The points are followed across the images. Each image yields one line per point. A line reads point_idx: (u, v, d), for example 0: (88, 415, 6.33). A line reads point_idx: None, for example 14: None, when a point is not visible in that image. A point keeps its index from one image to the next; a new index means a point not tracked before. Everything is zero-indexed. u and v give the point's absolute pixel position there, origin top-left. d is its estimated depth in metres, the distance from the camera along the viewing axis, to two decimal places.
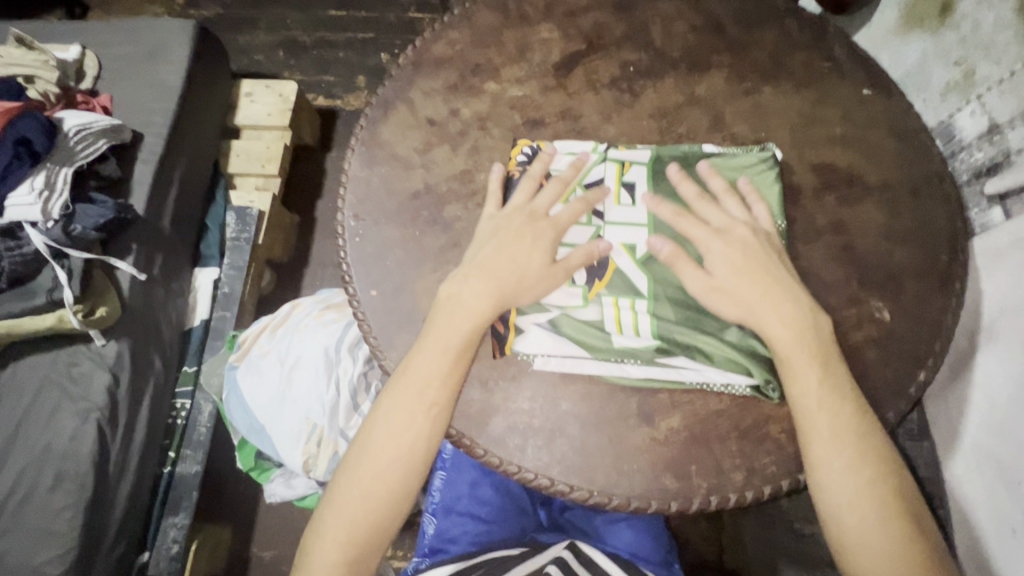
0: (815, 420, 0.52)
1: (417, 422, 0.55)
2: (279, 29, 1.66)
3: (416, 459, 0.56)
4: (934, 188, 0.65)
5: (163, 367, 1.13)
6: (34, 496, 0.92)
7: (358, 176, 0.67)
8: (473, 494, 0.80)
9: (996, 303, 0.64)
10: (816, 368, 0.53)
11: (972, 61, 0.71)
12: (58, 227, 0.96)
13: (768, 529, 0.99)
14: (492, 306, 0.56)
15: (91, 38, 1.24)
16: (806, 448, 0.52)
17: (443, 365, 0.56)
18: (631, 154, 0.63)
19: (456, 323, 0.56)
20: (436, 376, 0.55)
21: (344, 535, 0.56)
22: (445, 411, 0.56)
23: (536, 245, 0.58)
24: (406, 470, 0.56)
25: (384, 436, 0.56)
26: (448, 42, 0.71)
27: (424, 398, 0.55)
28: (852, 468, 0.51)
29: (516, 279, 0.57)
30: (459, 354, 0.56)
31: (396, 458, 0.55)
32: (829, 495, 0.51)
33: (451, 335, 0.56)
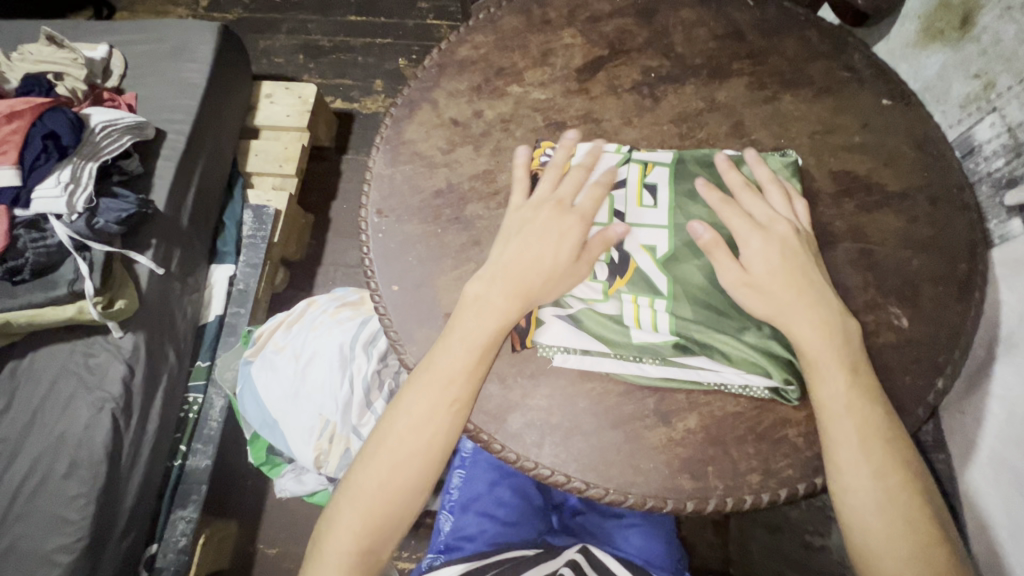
0: (843, 425, 0.52)
1: (438, 415, 0.56)
2: (300, 33, 1.69)
3: (436, 453, 0.56)
4: (954, 198, 0.65)
5: (178, 360, 1.15)
6: (50, 483, 0.93)
7: (382, 173, 0.68)
8: (493, 495, 0.80)
9: (1016, 314, 0.63)
10: (845, 374, 0.53)
11: (993, 73, 0.72)
12: (82, 220, 0.98)
13: (776, 540, 0.98)
14: (518, 301, 0.57)
15: (119, 37, 1.28)
16: (832, 452, 0.52)
17: (468, 362, 0.56)
18: (653, 156, 0.64)
19: (481, 323, 0.56)
20: (459, 372, 0.56)
21: (360, 526, 0.56)
22: (464, 409, 0.56)
23: (562, 240, 0.58)
24: (424, 462, 0.56)
25: (405, 428, 0.56)
26: (472, 45, 0.73)
27: (447, 393, 0.55)
28: (878, 474, 0.51)
29: (540, 274, 0.57)
30: (482, 351, 0.56)
31: (415, 451, 0.56)
32: (852, 500, 0.51)
33: (477, 330, 0.56)
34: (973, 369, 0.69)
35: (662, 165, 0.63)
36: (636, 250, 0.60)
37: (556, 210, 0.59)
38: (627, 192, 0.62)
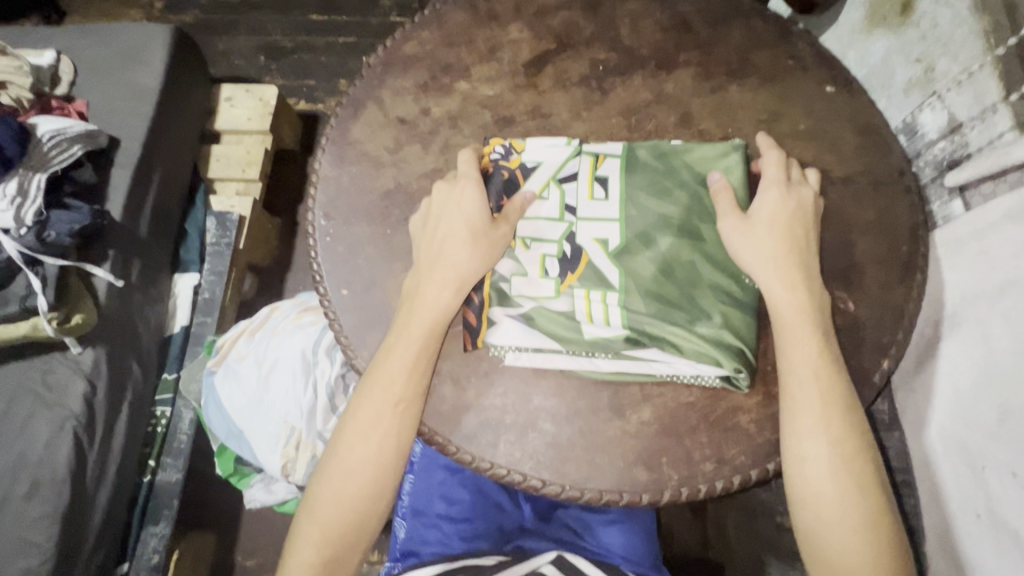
0: (808, 391, 0.53)
1: (392, 418, 0.56)
2: (258, 33, 1.65)
3: (395, 452, 0.56)
4: (897, 181, 0.66)
5: (142, 374, 1.12)
6: (8, 507, 0.90)
7: (328, 175, 0.67)
8: (444, 495, 0.79)
9: (958, 292, 0.65)
10: (817, 340, 0.55)
11: (932, 58, 0.73)
12: (32, 234, 0.93)
13: (750, 523, 0.99)
14: (451, 276, 0.58)
15: (65, 43, 1.23)
16: (794, 421, 0.53)
17: (409, 358, 0.56)
18: (600, 149, 0.63)
19: (418, 319, 0.57)
20: (402, 371, 0.56)
21: (320, 537, 0.55)
22: (412, 404, 0.56)
23: (466, 211, 0.59)
24: (379, 466, 0.56)
25: (359, 433, 0.56)
26: (419, 41, 0.72)
27: (390, 393, 0.56)
28: (838, 443, 0.52)
29: (468, 261, 0.58)
30: (425, 344, 0.56)
31: (370, 455, 0.56)
32: (812, 469, 0.52)
33: (412, 329, 0.57)
34: (919, 348, 0.71)
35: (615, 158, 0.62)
36: (589, 245, 0.59)
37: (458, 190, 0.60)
38: (578, 186, 0.61)
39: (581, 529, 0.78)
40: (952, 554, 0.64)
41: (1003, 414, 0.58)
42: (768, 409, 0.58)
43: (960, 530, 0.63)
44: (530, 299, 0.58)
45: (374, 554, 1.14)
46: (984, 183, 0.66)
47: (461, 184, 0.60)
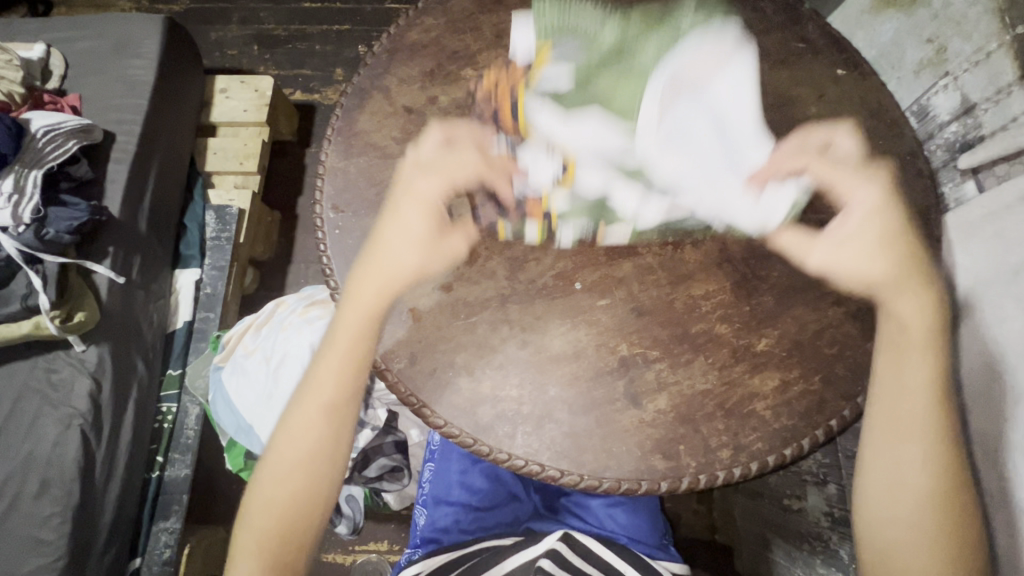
0: (917, 416, 0.53)
1: (318, 418, 0.56)
2: (252, 23, 1.62)
3: (326, 457, 0.57)
4: (909, 165, 0.66)
5: (147, 370, 1.11)
6: (20, 505, 0.90)
7: (335, 167, 0.66)
8: (465, 483, 0.80)
9: (971, 275, 0.65)
10: (927, 364, 0.54)
11: (944, 38, 0.72)
12: (31, 231, 0.92)
13: (756, 506, 1.00)
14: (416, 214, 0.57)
15: (56, 35, 1.21)
16: (898, 444, 0.53)
17: (349, 358, 0.57)
18: (614, 82, 0.60)
19: (349, 324, 0.57)
20: (335, 375, 0.57)
21: (254, 549, 0.54)
22: (346, 407, 0.57)
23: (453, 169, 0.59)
24: (310, 465, 0.56)
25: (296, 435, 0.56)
26: (423, 28, 0.70)
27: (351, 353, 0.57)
28: (937, 471, 0.52)
29: (401, 262, 0.57)
30: (365, 344, 0.57)
31: (304, 454, 0.56)
32: (909, 489, 0.52)
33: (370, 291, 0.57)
34: None
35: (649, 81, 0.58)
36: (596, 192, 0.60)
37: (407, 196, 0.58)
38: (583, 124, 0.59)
39: (584, 514, 0.79)
40: None
41: (1017, 396, 0.58)
42: (783, 395, 0.58)
43: None
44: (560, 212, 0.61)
45: (385, 544, 1.15)
46: (997, 165, 0.66)
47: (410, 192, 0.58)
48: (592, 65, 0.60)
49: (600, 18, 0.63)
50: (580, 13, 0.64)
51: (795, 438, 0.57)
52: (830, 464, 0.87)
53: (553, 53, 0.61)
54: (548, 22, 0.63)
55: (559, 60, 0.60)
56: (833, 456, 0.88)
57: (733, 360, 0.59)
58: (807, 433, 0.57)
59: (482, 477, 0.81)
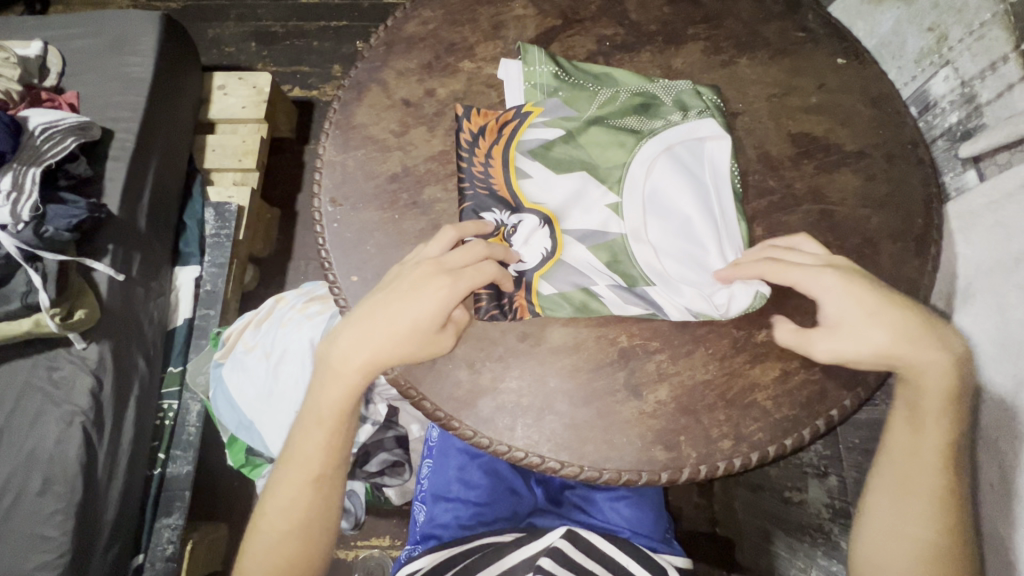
0: (927, 479, 0.55)
1: (305, 486, 0.60)
2: (249, 19, 1.61)
3: (315, 517, 0.61)
4: (909, 154, 0.66)
5: (148, 367, 1.11)
6: (23, 502, 0.90)
7: (333, 160, 0.66)
8: (463, 479, 0.80)
9: (972, 265, 0.65)
10: (946, 425, 0.55)
11: (945, 26, 0.72)
12: (29, 229, 0.91)
13: (758, 499, 1.00)
14: (418, 308, 0.54)
15: (53, 32, 1.20)
16: (901, 502, 0.56)
17: (331, 432, 0.60)
18: (601, 142, 0.62)
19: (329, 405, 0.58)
20: (318, 445, 0.59)
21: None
22: (331, 475, 0.61)
23: (454, 258, 0.56)
24: (299, 527, 0.60)
25: (283, 500, 0.60)
26: (421, 20, 0.70)
27: (341, 417, 0.59)
28: (944, 528, 0.55)
29: (398, 350, 0.55)
30: (345, 419, 0.59)
31: (292, 519, 0.60)
32: (912, 544, 0.55)
33: (362, 358, 0.56)
34: None
35: (640, 150, 0.61)
36: (585, 269, 0.59)
37: (428, 279, 0.55)
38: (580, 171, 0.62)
39: (588, 506, 0.79)
40: None
41: (1019, 386, 0.58)
42: (784, 385, 0.58)
43: (971, 500, 0.63)
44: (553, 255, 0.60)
45: (387, 539, 1.16)
46: (998, 154, 0.66)
47: (437, 275, 0.55)
48: (579, 128, 0.63)
49: (594, 77, 0.65)
50: (575, 71, 0.65)
51: (796, 428, 0.57)
52: (830, 455, 0.85)
53: (543, 115, 0.63)
54: (542, 78, 0.64)
55: (549, 123, 0.63)
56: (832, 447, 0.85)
57: (734, 350, 0.59)
58: (808, 424, 0.57)
59: (480, 472, 0.81)
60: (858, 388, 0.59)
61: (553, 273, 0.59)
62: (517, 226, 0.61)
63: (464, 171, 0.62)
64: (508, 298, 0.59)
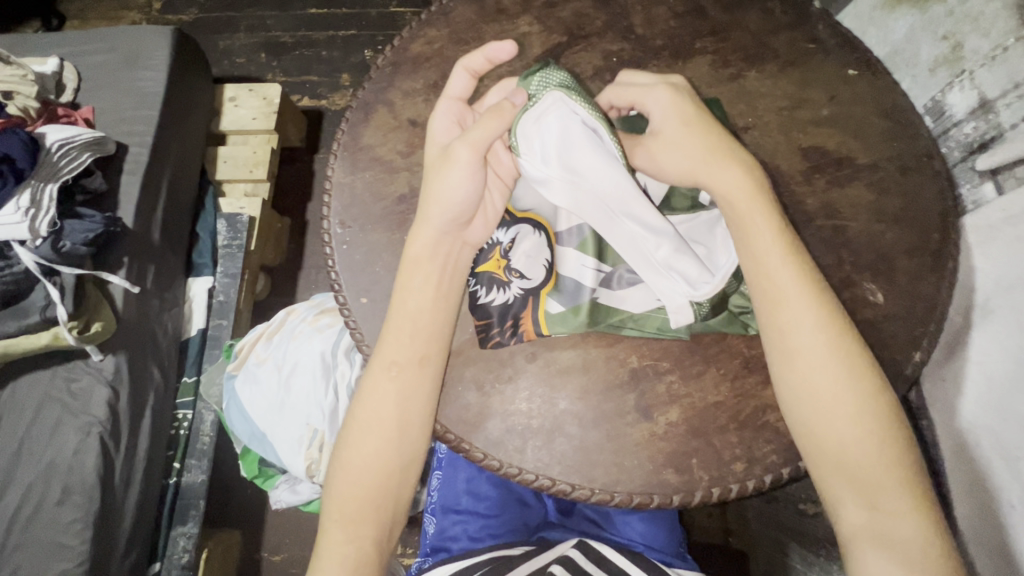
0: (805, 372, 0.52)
1: (388, 389, 0.55)
2: (259, 30, 1.63)
3: (390, 426, 0.55)
4: (925, 166, 0.64)
5: (163, 379, 1.13)
6: (43, 512, 0.92)
7: (341, 182, 0.66)
8: (472, 491, 0.80)
9: (991, 280, 0.63)
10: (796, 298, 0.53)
11: (960, 35, 0.70)
12: (47, 244, 0.93)
13: (774, 510, 0.98)
14: (428, 238, 0.56)
15: (68, 49, 1.22)
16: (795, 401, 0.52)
17: (407, 327, 0.56)
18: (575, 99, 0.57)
19: (410, 300, 0.56)
20: (398, 336, 0.56)
21: (338, 515, 0.54)
22: (410, 366, 0.55)
23: (455, 170, 0.54)
24: (383, 440, 0.55)
25: (365, 411, 0.56)
26: (426, 40, 0.70)
27: (384, 358, 0.56)
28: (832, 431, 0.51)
29: (446, 212, 0.55)
30: (436, 304, 0.56)
31: (374, 428, 0.55)
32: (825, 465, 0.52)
33: (414, 290, 0.56)
34: (949, 337, 0.69)
35: (575, 97, 0.57)
36: (586, 277, 0.59)
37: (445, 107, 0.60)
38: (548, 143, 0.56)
39: (602, 521, 0.79)
40: (978, 543, 0.63)
41: None
42: None
43: (991, 519, 0.62)
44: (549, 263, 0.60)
45: (400, 548, 1.15)
46: (1017, 166, 0.64)
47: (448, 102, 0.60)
48: None
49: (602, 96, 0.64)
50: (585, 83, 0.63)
51: None
52: None
53: None
54: None
55: None
56: None
57: (745, 371, 0.58)
58: None
59: (489, 484, 0.81)
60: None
61: (558, 289, 0.59)
62: (513, 242, 0.60)
63: None
64: (516, 318, 0.59)
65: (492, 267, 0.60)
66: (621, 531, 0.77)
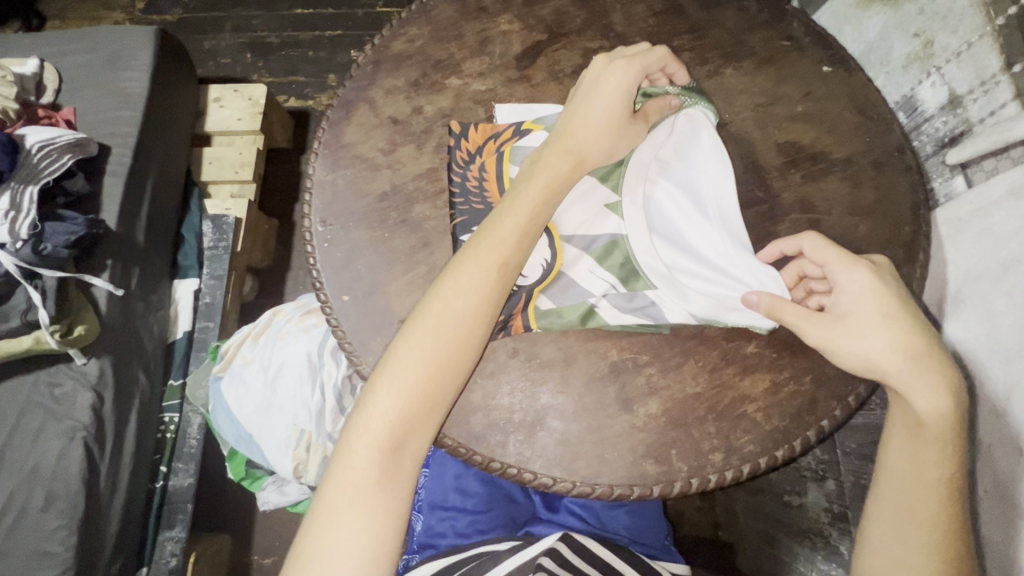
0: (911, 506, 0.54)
1: (486, 284, 0.55)
2: (244, 31, 1.62)
3: (481, 321, 0.55)
4: (897, 161, 0.66)
5: (148, 382, 1.12)
6: (26, 518, 0.91)
7: (322, 180, 0.66)
8: (459, 487, 0.80)
9: (962, 272, 0.65)
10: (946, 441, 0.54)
11: (931, 32, 0.72)
12: (28, 247, 0.91)
13: (759, 502, 1.00)
14: (575, 167, 0.57)
15: (48, 50, 1.21)
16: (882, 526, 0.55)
17: (523, 227, 0.56)
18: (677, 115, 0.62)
19: (525, 194, 0.57)
20: (510, 237, 0.56)
21: (399, 403, 0.53)
22: (513, 272, 0.56)
23: (632, 132, 0.58)
24: (463, 337, 0.55)
25: (454, 299, 0.55)
26: (408, 38, 0.70)
27: (496, 256, 0.55)
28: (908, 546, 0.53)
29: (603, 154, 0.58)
30: (536, 205, 0.56)
31: (464, 314, 0.55)
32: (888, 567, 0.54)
33: (531, 186, 0.57)
34: None
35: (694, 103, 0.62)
36: (586, 281, 0.60)
37: (613, 73, 0.58)
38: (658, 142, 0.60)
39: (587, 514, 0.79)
40: None
41: (1008, 393, 0.58)
42: (775, 397, 0.58)
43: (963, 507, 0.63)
44: (551, 265, 0.60)
45: None
46: (985, 160, 0.66)
47: (616, 68, 0.58)
48: None
49: None
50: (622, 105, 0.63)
51: (787, 439, 0.57)
52: (829, 460, 0.88)
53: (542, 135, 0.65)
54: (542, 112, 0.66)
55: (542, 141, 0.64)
56: (830, 452, 0.88)
57: (724, 362, 0.59)
58: (799, 435, 0.57)
59: (476, 480, 0.81)
60: (848, 398, 0.58)
61: (551, 286, 0.60)
62: None
63: (456, 187, 0.64)
64: (504, 311, 0.59)
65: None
66: (607, 524, 0.77)
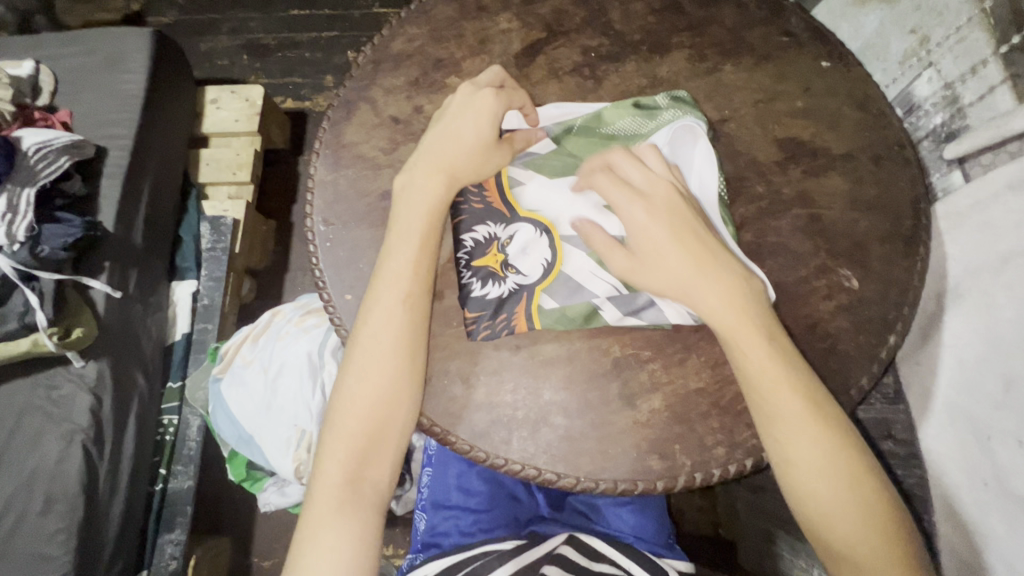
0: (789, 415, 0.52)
1: (394, 314, 0.57)
2: (241, 32, 1.62)
3: (403, 350, 0.56)
4: (896, 156, 0.66)
5: (147, 384, 1.11)
6: (24, 523, 0.90)
7: (324, 179, 0.66)
8: (462, 486, 0.81)
9: (961, 266, 0.65)
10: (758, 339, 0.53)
11: (928, 28, 0.73)
12: (25, 249, 0.91)
13: (759, 499, 1.00)
14: (445, 180, 0.60)
15: (44, 52, 1.20)
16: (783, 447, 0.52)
17: (415, 254, 0.58)
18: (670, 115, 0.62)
19: (409, 222, 0.59)
20: (406, 266, 0.58)
21: (344, 447, 0.55)
22: (423, 295, 0.58)
23: (497, 149, 0.62)
24: (388, 364, 0.56)
25: (369, 336, 0.57)
26: (407, 37, 0.70)
27: (399, 287, 0.57)
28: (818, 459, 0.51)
29: (471, 167, 0.61)
30: (424, 236, 0.59)
31: (388, 344, 0.56)
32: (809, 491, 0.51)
33: (416, 216, 0.59)
34: (923, 322, 0.71)
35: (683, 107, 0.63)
36: (588, 281, 0.59)
37: (477, 94, 0.61)
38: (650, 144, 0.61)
39: (591, 512, 0.79)
40: (952, 520, 0.65)
41: (1008, 387, 0.58)
42: None
43: (963, 500, 0.63)
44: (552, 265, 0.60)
45: (390, 548, 1.15)
46: (983, 155, 0.67)
47: (482, 90, 0.61)
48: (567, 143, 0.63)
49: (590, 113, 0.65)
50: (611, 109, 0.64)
51: None
52: None
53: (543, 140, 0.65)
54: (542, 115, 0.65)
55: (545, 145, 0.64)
56: None
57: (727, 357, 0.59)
58: None
59: (478, 479, 0.81)
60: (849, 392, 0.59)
61: (554, 285, 0.60)
62: (512, 238, 0.61)
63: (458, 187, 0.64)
64: (508, 310, 0.59)
65: (490, 261, 0.61)
66: (612, 522, 0.78)
